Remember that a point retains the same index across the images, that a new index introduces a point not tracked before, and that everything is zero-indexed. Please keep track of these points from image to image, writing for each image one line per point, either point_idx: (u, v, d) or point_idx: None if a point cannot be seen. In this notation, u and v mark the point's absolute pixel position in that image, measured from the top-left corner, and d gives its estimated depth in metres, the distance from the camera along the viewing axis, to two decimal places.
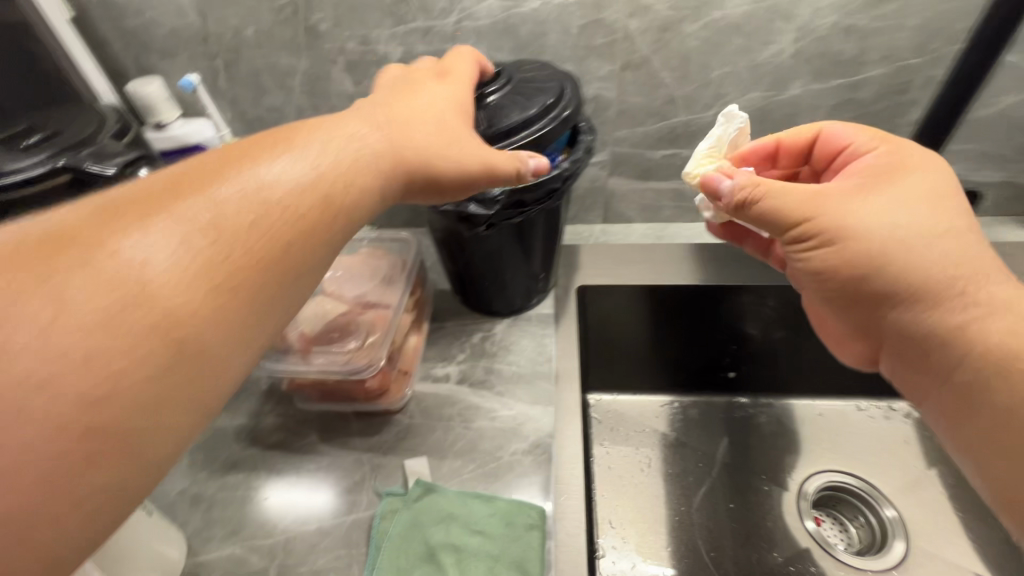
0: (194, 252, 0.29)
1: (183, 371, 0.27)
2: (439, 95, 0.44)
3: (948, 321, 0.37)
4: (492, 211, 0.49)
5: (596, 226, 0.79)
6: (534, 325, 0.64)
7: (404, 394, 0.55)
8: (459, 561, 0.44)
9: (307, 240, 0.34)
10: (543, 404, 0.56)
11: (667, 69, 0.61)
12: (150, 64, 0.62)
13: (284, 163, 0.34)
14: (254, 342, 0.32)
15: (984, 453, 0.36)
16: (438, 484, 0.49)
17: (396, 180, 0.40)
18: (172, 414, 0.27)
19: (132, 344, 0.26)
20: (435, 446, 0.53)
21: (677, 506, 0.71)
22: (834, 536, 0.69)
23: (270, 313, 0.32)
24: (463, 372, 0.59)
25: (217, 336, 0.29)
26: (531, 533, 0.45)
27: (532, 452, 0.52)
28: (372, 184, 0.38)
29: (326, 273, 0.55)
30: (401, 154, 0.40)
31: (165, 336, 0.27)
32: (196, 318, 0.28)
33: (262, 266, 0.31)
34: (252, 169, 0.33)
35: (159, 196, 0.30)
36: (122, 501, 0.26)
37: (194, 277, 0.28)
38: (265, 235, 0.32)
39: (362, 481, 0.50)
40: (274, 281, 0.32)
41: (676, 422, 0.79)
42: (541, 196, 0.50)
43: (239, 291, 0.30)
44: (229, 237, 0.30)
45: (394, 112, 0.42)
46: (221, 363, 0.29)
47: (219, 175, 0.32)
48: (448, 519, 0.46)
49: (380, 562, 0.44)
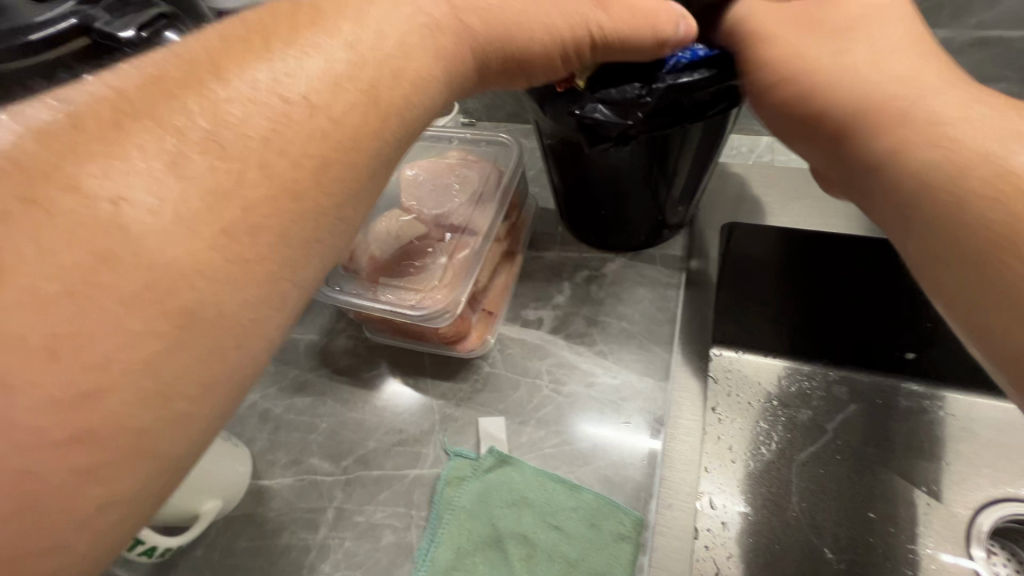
0: (190, 176, 0.20)
1: (186, 347, 0.19)
2: None
3: (928, 107, 0.24)
4: (627, 120, 0.33)
5: (762, 139, 0.58)
6: (657, 269, 0.50)
7: (487, 339, 0.46)
8: (528, 558, 0.37)
9: (352, 150, 0.24)
10: (655, 378, 0.44)
11: None
12: None
13: (308, 38, 0.23)
14: (290, 300, 0.23)
15: (971, 305, 0.22)
16: (515, 455, 0.41)
17: (460, 72, 0.29)
18: (178, 403, 0.19)
19: (119, 310, 0.18)
20: (516, 407, 0.44)
21: (800, 504, 0.53)
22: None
23: (307, 260, 0.23)
24: (560, 320, 0.48)
25: (236, 296, 0.20)
26: (621, 545, 0.36)
27: (634, 438, 0.41)
28: (431, 75, 0.27)
29: (404, 183, 0.45)
30: (466, 31, 0.28)
31: (167, 300, 0.19)
32: (207, 272, 0.19)
33: (293, 190, 0.22)
34: (269, 43, 0.23)
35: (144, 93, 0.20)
36: (130, 518, 0.19)
37: (192, 213, 0.19)
38: (294, 143, 0.22)
39: (431, 433, 0.44)
40: (309, 207, 0.23)
41: (813, 398, 0.58)
42: (707, 101, 0.33)
43: (264, 228, 0.21)
44: (245, 150, 0.21)
45: None
46: (236, 329, 0.21)
47: (224, 58, 0.22)
48: (521, 503, 0.39)
49: (439, 535, 0.38)
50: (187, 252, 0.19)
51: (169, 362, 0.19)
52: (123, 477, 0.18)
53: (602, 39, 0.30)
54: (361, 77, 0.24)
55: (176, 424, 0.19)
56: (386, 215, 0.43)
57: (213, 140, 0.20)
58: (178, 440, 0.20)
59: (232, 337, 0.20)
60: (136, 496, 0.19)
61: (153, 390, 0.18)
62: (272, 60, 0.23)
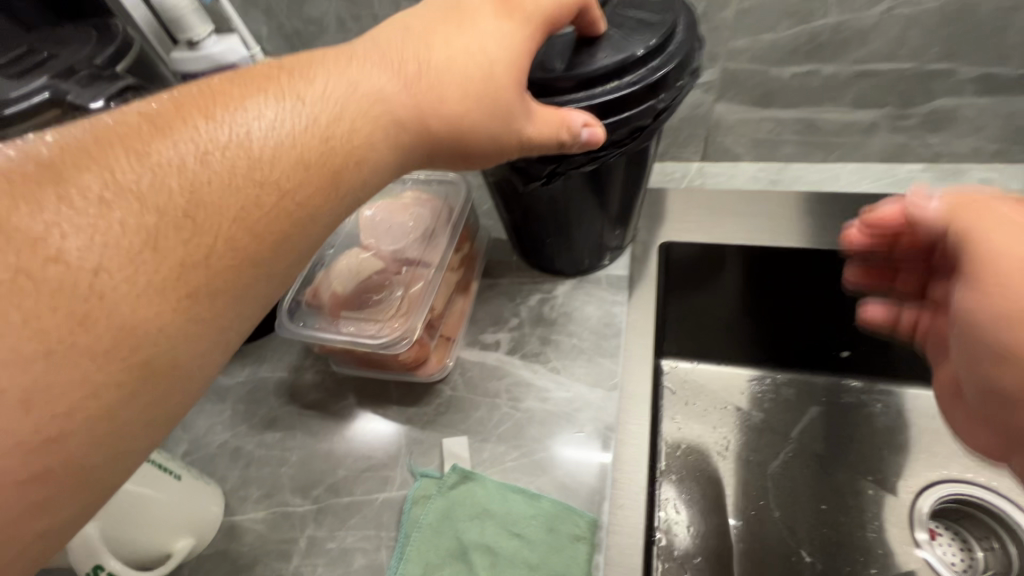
0: (154, 250, 0.23)
1: (141, 393, 0.23)
2: (487, 34, 0.32)
3: None
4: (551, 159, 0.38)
5: (692, 164, 0.63)
6: (602, 288, 0.54)
7: (446, 363, 0.49)
8: (492, 566, 0.39)
9: (305, 232, 0.27)
10: (605, 389, 0.47)
11: None
12: None
13: (265, 128, 0.26)
14: (233, 348, 0.26)
15: None
16: (477, 470, 0.44)
17: (413, 149, 0.32)
18: (134, 435, 0.23)
19: (87, 365, 0.21)
20: (477, 426, 0.47)
21: (754, 501, 0.56)
22: (952, 557, 0.52)
23: (252, 317, 0.27)
24: (516, 341, 0.51)
25: (190, 351, 0.24)
26: (577, 545, 0.39)
27: (587, 446, 0.44)
28: (384, 154, 0.30)
29: (363, 223, 0.48)
30: (425, 117, 0.31)
31: (128, 356, 0.22)
32: (163, 333, 0.23)
33: (247, 265, 0.25)
34: (238, 129, 0.26)
35: (111, 159, 0.23)
36: (67, 538, 0.22)
37: (156, 279, 0.22)
38: (250, 225, 0.25)
39: (397, 457, 0.46)
40: (260, 280, 0.26)
41: (765, 401, 0.62)
42: (620, 139, 0.38)
43: (218, 298, 0.24)
44: (205, 228, 0.24)
45: (422, 44, 0.32)
46: (184, 377, 0.24)
47: (185, 132, 0.25)
48: (483, 515, 0.41)
49: (408, 552, 0.40)
50: (154, 315, 0.22)
51: (124, 409, 0.22)
52: (85, 495, 0.22)
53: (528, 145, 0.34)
54: (320, 165, 0.27)
55: (130, 451, 0.23)
56: (345, 253, 0.46)
57: (182, 217, 0.24)
58: (133, 461, 0.23)
59: (186, 383, 0.24)
60: (95, 503, 0.23)
61: (113, 428, 0.22)
62: (243, 146, 0.26)
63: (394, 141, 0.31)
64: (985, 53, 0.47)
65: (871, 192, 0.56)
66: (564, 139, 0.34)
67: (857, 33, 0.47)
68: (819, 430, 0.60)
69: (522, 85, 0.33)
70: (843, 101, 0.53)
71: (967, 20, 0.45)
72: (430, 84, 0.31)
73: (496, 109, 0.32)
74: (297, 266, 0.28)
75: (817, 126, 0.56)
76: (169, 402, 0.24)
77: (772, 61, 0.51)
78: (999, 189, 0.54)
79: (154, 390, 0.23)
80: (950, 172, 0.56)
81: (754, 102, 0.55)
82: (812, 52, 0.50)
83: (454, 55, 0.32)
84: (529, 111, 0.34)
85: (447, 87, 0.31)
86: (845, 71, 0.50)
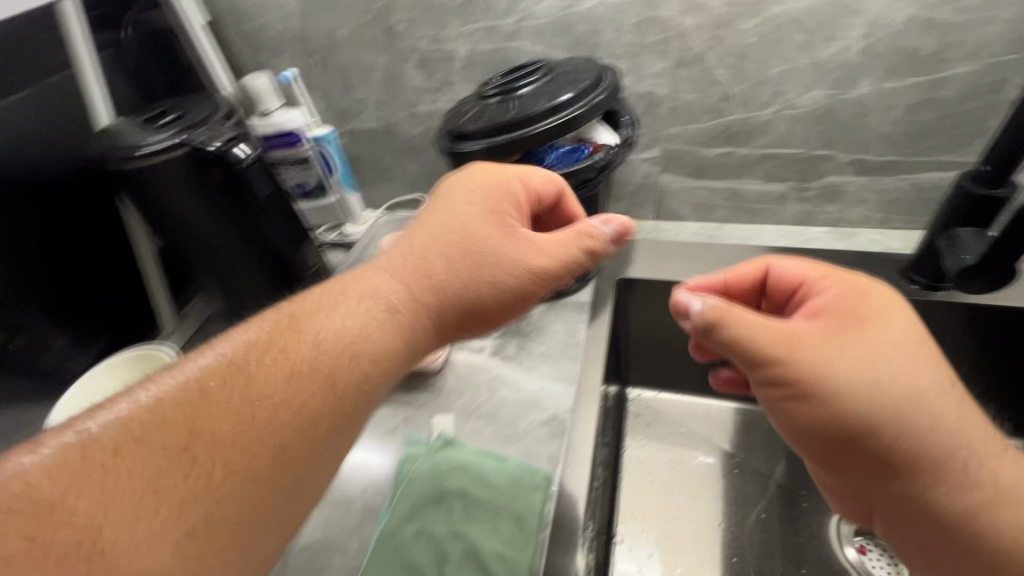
0: (197, 495, 0.30)
1: (273, 505, 0.32)
2: (469, 211, 0.44)
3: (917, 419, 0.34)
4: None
5: (647, 222, 0.78)
6: (570, 309, 0.67)
7: (440, 357, 0.62)
8: (466, 507, 0.49)
9: (333, 440, 0.36)
10: (565, 382, 0.59)
11: (721, 66, 0.61)
12: (261, 61, 0.74)
13: (312, 348, 0.37)
14: (298, 518, 0.34)
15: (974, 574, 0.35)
16: (459, 439, 0.55)
17: (427, 330, 0.42)
18: (253, 499, 0.32)
19: (182, 529, 0.29)
20: (461, 408, 0.58)
21: (706, 509, 0.68)
22: (879, 567, 0.61)
23: (317, 477, 0.35)
24: (497, 347, 0.64)
25: (259, 492, 0.32)
26: (534, 493, 0.49)
27: (547, 424, 0.55)
28: (397, 353, 0.40)
29: None
30: (426, 301, 0.42)
31: (213, 521, 0.30)
32: (241, 479, 0.32)
33: (287, 471, 0.33)
34: (260, 388, 0.34)
35: (168, 432, 0.31)
36: None
37: (199, 516, 0.29)
38: (288, 463, 0.33)
39: (396, 429, 0.58)
40: (309, 478, 0.34)
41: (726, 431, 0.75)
42: (575, 186, 0.54)
43: (277, 495, 0.33)
44: (239, 463, 0.32)
45: (430, 225, 0.44)
46: (267, 529, 0.32)
47: (244, 381, 0.34)
48: (461, 470, 0.51)
49: (400, 496, 0.50)
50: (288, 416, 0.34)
51: (215, 535, 0.30)
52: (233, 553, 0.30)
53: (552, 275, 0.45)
54: (337, 387, 0.36)
55: (267, 504, 0.32)
56: None
57: (224, 514, 0.30)
58: (260, 537, 0.32)
59: (297, 475, 0.34)
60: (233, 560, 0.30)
61: (247, 523, 0.31)
62: (259, 397, 0.34)
63: (404, 324, 0.41)
64: (852, 144, 0.64)
65: (785, 246, 0.71)
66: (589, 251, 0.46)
67: (757, 125, 0.65)
68: (773, 458, 0.72)
69: (501, 222, 0.45)
70: (756, 175, 0.69)
71: (833, 119, 0.62)
72: (428, 283, 0.42)
73: (490, 260, 0.43)
74: (336, 459, 0.36)
75: (740, 194, 0.72)
76: (293, 510, 0.33)
77: (699, 144, 0.68)
78: (882, 247, 0.68)
79: (279, 467, 0.33)
80: (846, 234, 0.71)
81: (690, 174, 0.71)
82: (727, 138, 0.67)
83: (442, 221, 0.44)
84: (535, 250, 0.44)
85: (437, 261, 0.42)
86: (754, 153, 0.67)
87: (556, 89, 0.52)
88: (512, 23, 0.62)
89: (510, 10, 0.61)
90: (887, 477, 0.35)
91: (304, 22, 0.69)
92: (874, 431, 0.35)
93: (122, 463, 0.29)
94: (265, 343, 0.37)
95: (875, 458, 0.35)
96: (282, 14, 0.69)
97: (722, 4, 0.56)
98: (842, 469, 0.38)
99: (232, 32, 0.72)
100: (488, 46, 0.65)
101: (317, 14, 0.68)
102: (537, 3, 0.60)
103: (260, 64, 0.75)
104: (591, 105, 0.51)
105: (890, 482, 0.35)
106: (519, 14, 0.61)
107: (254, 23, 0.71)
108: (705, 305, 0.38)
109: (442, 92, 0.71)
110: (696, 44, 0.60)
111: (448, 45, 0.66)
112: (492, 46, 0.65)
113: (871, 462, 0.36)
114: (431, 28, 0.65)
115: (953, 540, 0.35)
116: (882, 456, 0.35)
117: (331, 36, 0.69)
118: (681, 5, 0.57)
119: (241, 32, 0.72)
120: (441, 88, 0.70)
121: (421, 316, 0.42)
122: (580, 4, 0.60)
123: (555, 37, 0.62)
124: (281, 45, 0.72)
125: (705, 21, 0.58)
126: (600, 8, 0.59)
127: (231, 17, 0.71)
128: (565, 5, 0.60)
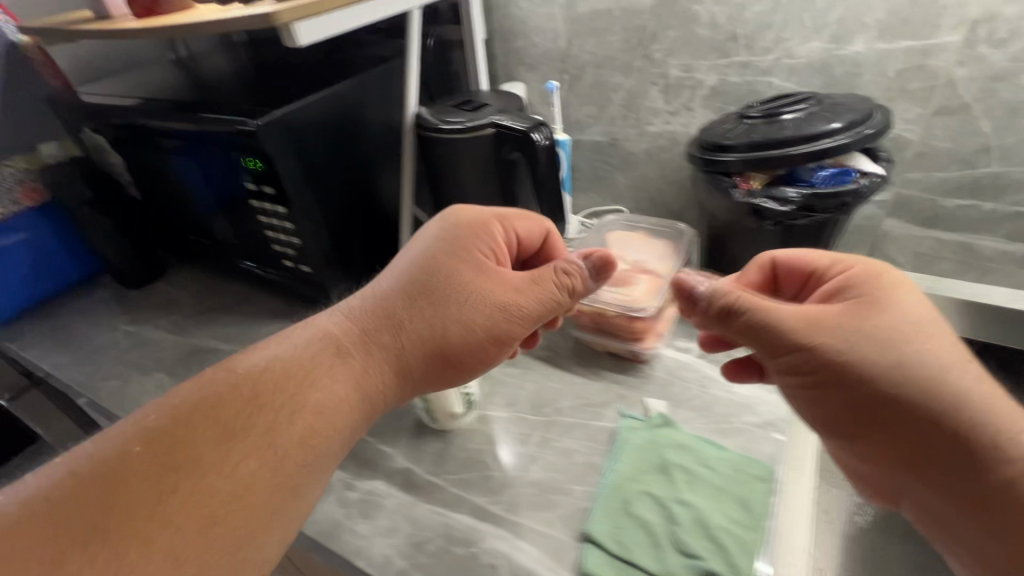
0: (175, 547, 0.35)
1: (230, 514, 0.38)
2: (437, 246, 0.52)
3: (943, 390, 0.36)
4: (785, 208, 0.56)
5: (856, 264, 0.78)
6: None
7: (657, 348, 0.65)
8: (688, 481, 0.52)
9: (308, 456, 0.42)
10: (779, 393, 0.60)
11: (987, 118, 0.61)
12: (517, 74, 0.87)
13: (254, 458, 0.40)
14: (275, 534, 0.39)
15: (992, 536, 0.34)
16: (674, 421, 0.58)
17: (394, 375, 0.49)
18: (254, 517, 0.38)
19: (163, 561, 0.34)
20: (672, 397, 0.62)
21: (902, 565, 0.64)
22: None
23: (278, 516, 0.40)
24: (704, 350, 0.67)
25: (228, 535, 0.37)
26: (758, 483, 0.51)
27: (763, 426, 0.57)
28: (343, 387, 0.46)
29: (614, 242, 0.71)
30: (406, 357, 0.49)
31: (202, 541, 0.36)
32: (218, 539, 0.37)
33: (255, 492, 0.39)
34: (221, 452, 0.39)
35: (148, 470, 0.38)
36: None
37: (192, 548, 0.35)
38: (260, 468, 0.40)
39: (609, 403, 0.62)
40: (276, 497, 0.40)
41: None
42: (833, 207, 0.57)
43: (242, 516, 0.38)
44: (217, 503, 0.38)
45: (368, 329, 0.50)
46: (240, 524, 0.38)
47: (188, 447, 0.39)
48: (680, 448, 0.55)
49: (622, 458, 0.55)
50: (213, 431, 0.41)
51: (205, 543, 0.36)
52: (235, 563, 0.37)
53: (574, 291, 0.53)
54: (256, 401, 0.43)
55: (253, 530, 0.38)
56: None
57: (202, 523, 0.36)
58: (243, 536, 0.38)
59: (253, 526, 0.38)
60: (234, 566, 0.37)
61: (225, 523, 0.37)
62: (237, 477, 0.39)
63: (359, 367, 0.48)
64: None
65: None
66: (583, 275, 0.53)
67: (1014, 182, 0.64)
68: None
69: (476, 257, 0.52)
70: (999, 233, 0.68)
71: None
72: (394, 338, 0.49)
73: (430, 283, 0.50)
74: (321, 468, 0.43)
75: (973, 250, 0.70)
76: (257, 503, 0.39)
77: (939, 192, 0.68)
78: None
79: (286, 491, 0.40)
80: None
81: (919, 222, 0.71)
82: (974, 190, 0.66)
83: (399, 270, 0.52)
84: (513, 287, 0.51)
85: (401, 307, 0.50)
86: (1002, 209, 0.66)
87: (828, 116, 0.56)
88: (771, 59, 0.68)
89: (772, 48, 0.67)
90: (896, 438, 0.37)
91: (569, 45, 0.80)
92: (916, 419, 0.36)
93: (82, 473, 0.37)
94: (274, 365, 0.45)
95: (913, 441, 0.36)
96: (551, 36, 0.80)
97: (1005, 59, 0.57)
98: (835, 422, 0.40)
99: (501, 48, 0.86)
100: (739, 78, 0.71)
101: (581, 38, 0.78)
102: (801, 44, 0.66)
103: (515, 76, 0.87)
104: (860, 136, 0.54)
105: (920, 471, 0.36)
106: (780, 52, 0.67)
107: (521, 42, 0.83)
108: (709, 288, 0.46)
109: (677, 115, 0.78)
110: (964, 94, 0.61)
111: (698, 75, 0.73)
112: (742, 78, 0.71)
113: (870, 396, 0.37)
114: (686, 59, 0.73)
115: (983, 486, 0.34)
116: (956, 460, 0.35)
117: (589, 58, 0.80)
118: (957, 56, 0.59)
119: (508, 49, 0.85)
120: (677, 111, 0.78)
121: (413, 367, 0.49)
122: (845, 48, 0.64)
123: (810, 76, 0.67)
124: (539, 62, 0.84)
125: (980, 73, 0.59)
126: (866, 53, 0.63)
127: (505, 36, 0.84)
128: (831, 48, 0.64)
